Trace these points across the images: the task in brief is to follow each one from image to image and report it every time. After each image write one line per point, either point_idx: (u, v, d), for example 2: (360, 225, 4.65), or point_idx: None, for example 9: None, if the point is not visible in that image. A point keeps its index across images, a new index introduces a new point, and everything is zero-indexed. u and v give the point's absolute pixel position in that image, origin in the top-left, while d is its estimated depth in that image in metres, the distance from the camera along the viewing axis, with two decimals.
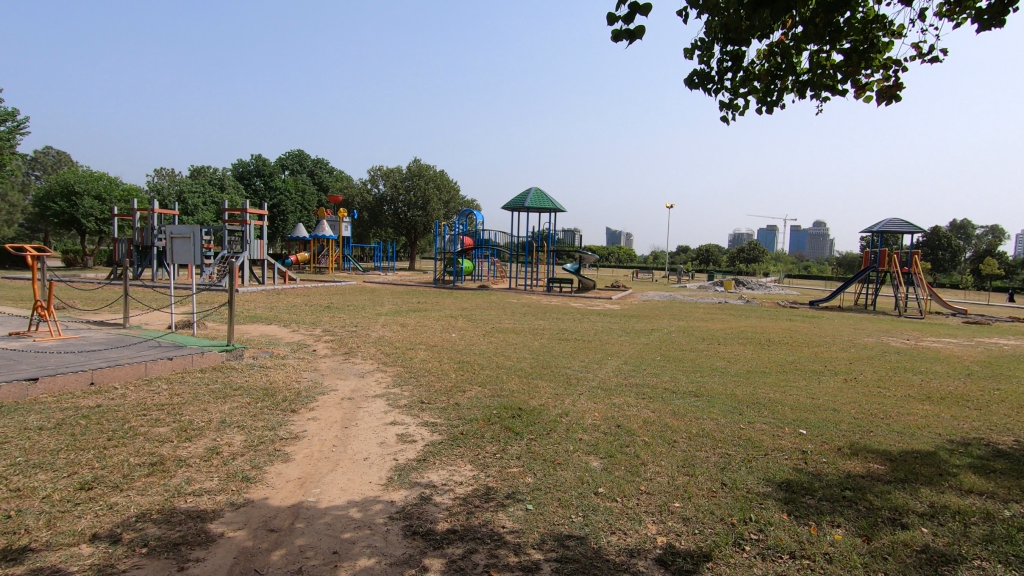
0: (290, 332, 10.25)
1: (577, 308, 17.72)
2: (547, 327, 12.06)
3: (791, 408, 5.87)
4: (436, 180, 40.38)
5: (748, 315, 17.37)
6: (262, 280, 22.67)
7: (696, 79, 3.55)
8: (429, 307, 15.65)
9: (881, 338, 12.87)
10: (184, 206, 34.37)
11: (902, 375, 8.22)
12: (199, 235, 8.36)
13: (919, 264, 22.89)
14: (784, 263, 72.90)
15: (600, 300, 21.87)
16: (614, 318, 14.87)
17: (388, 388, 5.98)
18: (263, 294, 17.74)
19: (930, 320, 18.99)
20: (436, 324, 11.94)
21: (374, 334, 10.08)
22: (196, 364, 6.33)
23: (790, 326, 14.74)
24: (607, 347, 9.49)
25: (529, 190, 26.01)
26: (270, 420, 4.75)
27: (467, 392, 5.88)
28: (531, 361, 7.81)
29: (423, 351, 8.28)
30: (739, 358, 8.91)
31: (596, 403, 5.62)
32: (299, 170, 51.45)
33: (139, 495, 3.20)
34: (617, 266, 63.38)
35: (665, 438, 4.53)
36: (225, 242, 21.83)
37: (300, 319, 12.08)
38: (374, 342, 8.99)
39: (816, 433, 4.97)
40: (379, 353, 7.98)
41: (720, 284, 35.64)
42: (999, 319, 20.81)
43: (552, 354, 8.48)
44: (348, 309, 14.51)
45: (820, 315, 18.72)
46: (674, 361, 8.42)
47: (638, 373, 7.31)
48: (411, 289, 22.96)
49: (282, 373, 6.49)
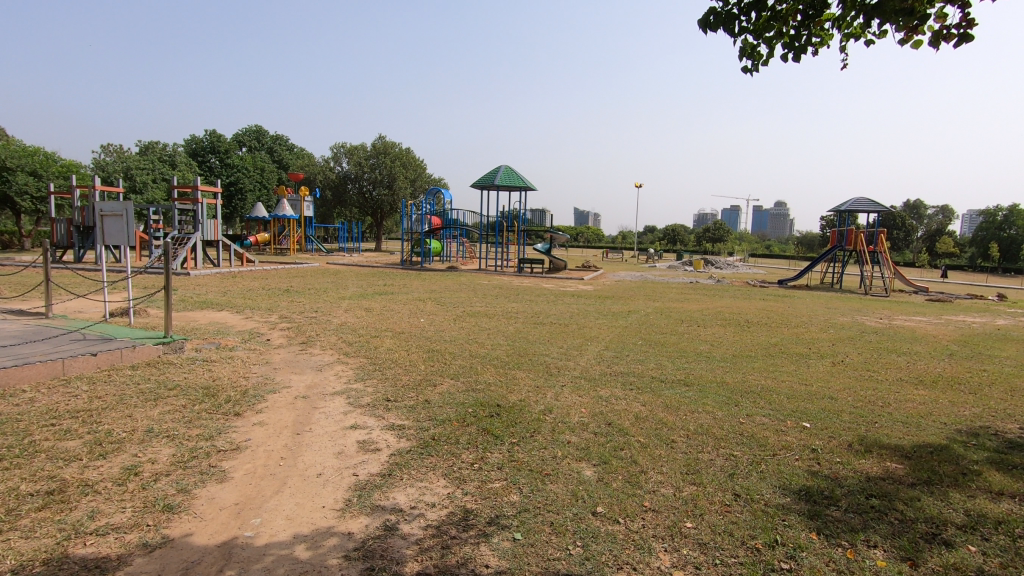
0: (242, 319, 9.40)
1: (550, 289, 17.21)
2: (520, 310, 11.54)
3: (788, 397, 5.49)
4: (402, 158, 39.14)
5: (722, 295, 17.19)
6: (217, 262, 21.43)
7: (715, 19, 2.96)
8: (395, 290, 14.89)
9: (855, 318, 12.82)
10: (132, 183, 32.31)
11: (887, 357, 8.00)
12: (132, 213, 7.44)
13: (884, 242, 23.21)
14: (748, 243, 74.16)
15: (573, 280, 21.41)
16: (589, 299, 14.42)
17: (349, 384, 5.32)
18: (217, 277, 16.61)
19: (895, 298, 19.25)
20: (403, 309, 11.22)
21: (336, 321, 9.33)
22: (126, 360, 5.55)
23: (765, 306, 14.58)
24: (586, 332, 9.00)
25: (498, 167, 25.26)
26: (207, 427, 4.06)
27: (438, 387, 5.28)
28: (507, 348, 7.26)
29: (388, 339, 7.60)
30: (723, 342, 8.54)
31: (580, 397, 5.10)
32: (257, 147, 49.21)
33: (22, 540, 2.52)
34: (586, 247, 63.37)
35: (662, 438, 4.06)
36: (175, 222, 20.45)
37: (255, 305, 11.19)
38: (335, 330, 8.26)
39: (820, 426, 4.58)
40: (340, 342, 7.28)
41: (689, 264, 35.74)
42: (959, 296, 21.27)
43: (528, 340, 7.95)
44: (309, 293, 13.64)
45: (791, 294, 18.73)
46: (656, 346, 8.00)
47: (621, 360, 6.84)
48: (377, 271, 22.02)
49: (228, 368, 5.75)
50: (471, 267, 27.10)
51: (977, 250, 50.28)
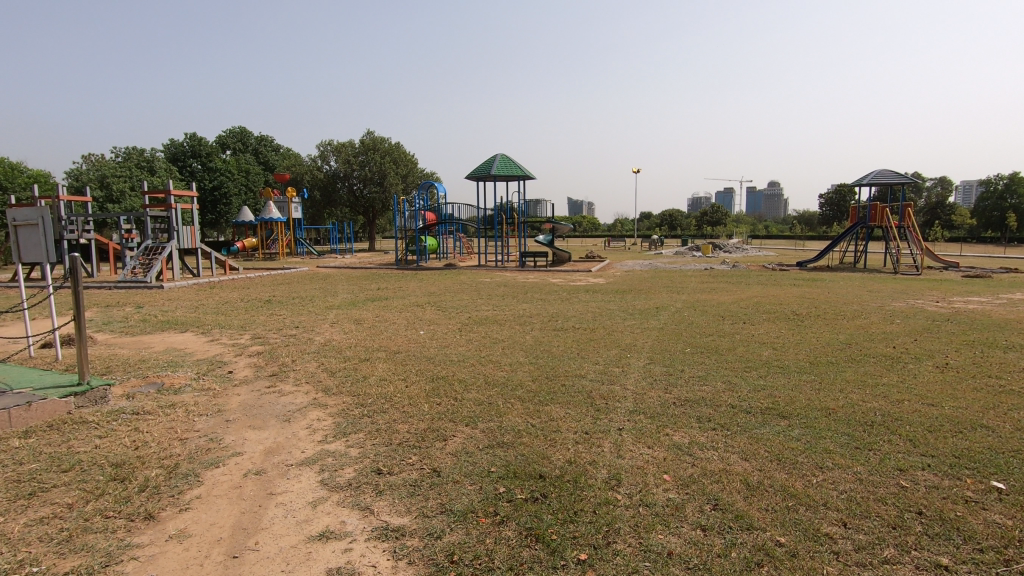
0: (206, 342, 7.85)
1: (559, 284, 15.72)
2: (534, 312, 10.04)
3: (927, 429, 4.02)
4: (391, 154, 37.57)
5: (748, 282, 15.70)
6: (197, 271, 19.88)
7: None
8: (389, 295, 13.35)
9: (911, 302, 11.37)
10: (108, 192, 30.71)
11: (993, 354, 6.52)
12: (49, 222, 5.93)
13: (911, 216, 21.81)
14: (746, 225, 72.91)
15: (579, 273, 19.92)
16: (606, 295, 12.91)
17: (325, 445, 3.81)
18: (192, 289, 15.08)
19: (929, 276, 17.85)
20: (398, 319, 9.68)
21: (320, 339, 7.79)
22: (16, 426, 4.02)
23: (802, 292, 13.11)
24: (618, 339, 7.49)
25: (494, 156, 23.70)
26: (89, 555, 2.55)
27: (450, 442, 3.78)
28: (531, 370, 5.75)
29: (381, 364, 6.06)
30: (788, 345, 7.04)
31: (652, 450, 3.62)
32: (241, 149, 47.55)
33: None
34: (584, 237, 61.80)
35: (812, 534, 2.58)
36: (147, 230, 18.88)
37: (225, 323, 9.60)
38: (316, 354, 6.73)
39: (1019, 484, 3.11)
40: (320, 373, 5.74)
41: (695, 249, 34.26)
42: (993, 271, 19.84)
43: (554, 355, 6.44)
44: (293, 304, 12.16)
45: (820, 276, 17.27)
46: (712, 355, 6.51)
47: (680, 381, 5.34)
48: (369, 273, 20.45)
49: (161, 426, 4.21)
50: (469, 263, 25.54)
51: (980, 221, 49.38)
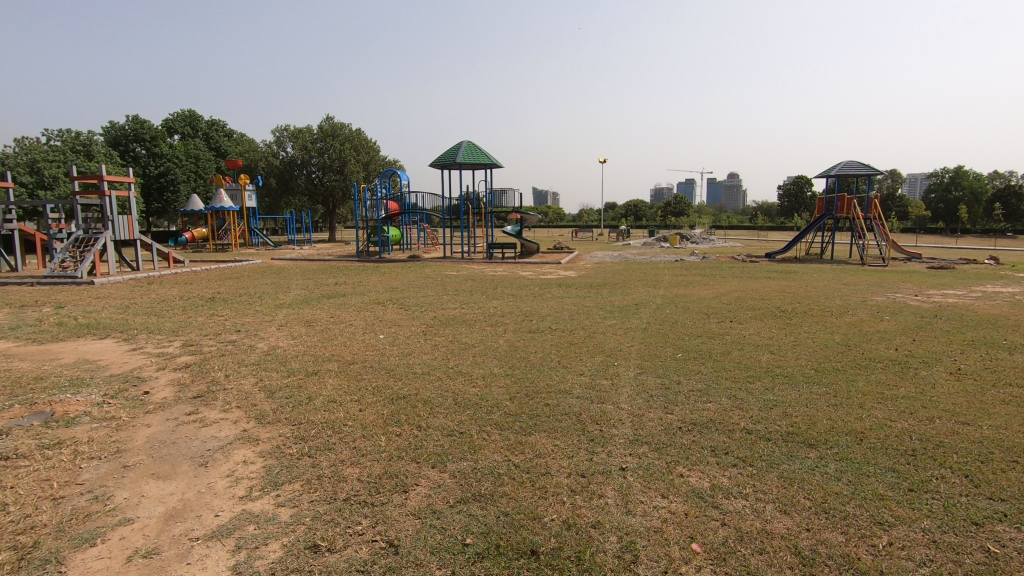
0: (127, 351, 6.74)
1: (529, 278, 14.95)
2: (506, 311, 9.22)
3: (981, 459, 3.42)
4: (351, 140, 36.03)
5: (722, 275, 15.35)
6: (135, 264, 18.24)
7: None
8: (347, 291, 12.29)
9: (892, 297, 11.05)
10: (39, 177, 28.24)
11: (1003, 356, 6.06)
12: None
13: (876, 208, 21.93)
14: (709, 215, 73.86)
15: (549, 265, 19.21)
16: (580, 290, 12.21)
17: (248, 504, 2.92)
18: (125, 285, 13.66)
19: (897, 267, 17.87)
20: (356, 319, 8.71)
21: (263, 346, 6.78)
22: None
23: (780, 286, 12.73)
24: (602, 344, 6.76)
25: (459, 144, 22.72)
26: None
27: (412, 496, 2.95)
28: (509, 386, 4.95)
29: (332, 381, 5.14)
30: (786, 348, 6.47)
31: (669, 500, 2.88)
32: (190, 134, 44.90)
33: None
34: (550, 227, 61.29)
35: None
36: (78, 220, 17.15)
37: (156, 326, 8.43)
38: (256, 366, 5.76)
39: None
40: (255, 394, 4.79)
41: (663, 240, 34.08)
42: (954, 262, 20.13)
43: (532, 365, 5.65)
44: (239, 302, 11.00)
45: (791, 268, 17.07)
46: (707, 362, 5.87)
47: (681, 397, 4.64)
48: (328, 266, 19.21)
49: (33, 479, 3.23)
50: (434, 255, 24.53)
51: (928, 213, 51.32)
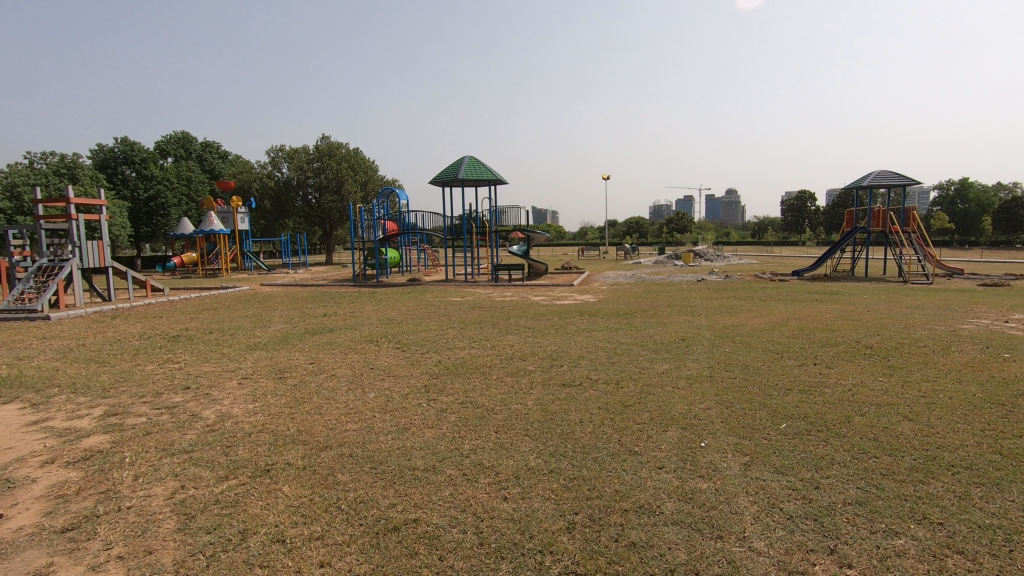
0: (24, 426, 4.94)
1: (544, 305, 13.20)
2: (526, 353, 7.41)
3: None
4: (349, 159, 34.64)
5: (761, 298, 13.62)
6: (107, 294, 16.53)
7: None
8: (336, 325, 10.53)
9: (985, 324, 9.24)
10: (18, 202, 26.74)
11: None
12: None
13: (914, 222, 20.25)
14: (712, 232, 72.41)
15: (561, 289, 17.55)
16: (608, 320, 10.42)
17: None
18: (84, 321, 11.92)
19: (949, 285, 16.11)
20: (341, 367, 6.92)
21: (209, 418, 4.98)
22: None
23: (840, 312, 10.90)
24: (668, 406, 4.97)
25: (462, 159, 21.16)
26: None
27: None
28: (560, 500, 3.18)
29: (288, 491, 3.35)
30: (927, 413, 4.68)
31: None
32: (184, 155, 43.62)
33: None
34: (554, 248, 59.66)
35: None
36: (42, 247, 15.48)
37: (87, 381, 6.64)
38: (185, 458, 3.96)
39: None
40: (163, 525, 3.00)
41: (675, 257, 32.38)
42: (1002, 278, 18.39)
43: (585, 453, 3.87)
44: (207, 341, 9.25)
45: (834, 288, 15.38)
46: (834, 440, 4.08)
47: (843, 523, 2.89)
48: (319, 293, 17.51)
49: None
50: (435, 278, 22.86)
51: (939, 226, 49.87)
